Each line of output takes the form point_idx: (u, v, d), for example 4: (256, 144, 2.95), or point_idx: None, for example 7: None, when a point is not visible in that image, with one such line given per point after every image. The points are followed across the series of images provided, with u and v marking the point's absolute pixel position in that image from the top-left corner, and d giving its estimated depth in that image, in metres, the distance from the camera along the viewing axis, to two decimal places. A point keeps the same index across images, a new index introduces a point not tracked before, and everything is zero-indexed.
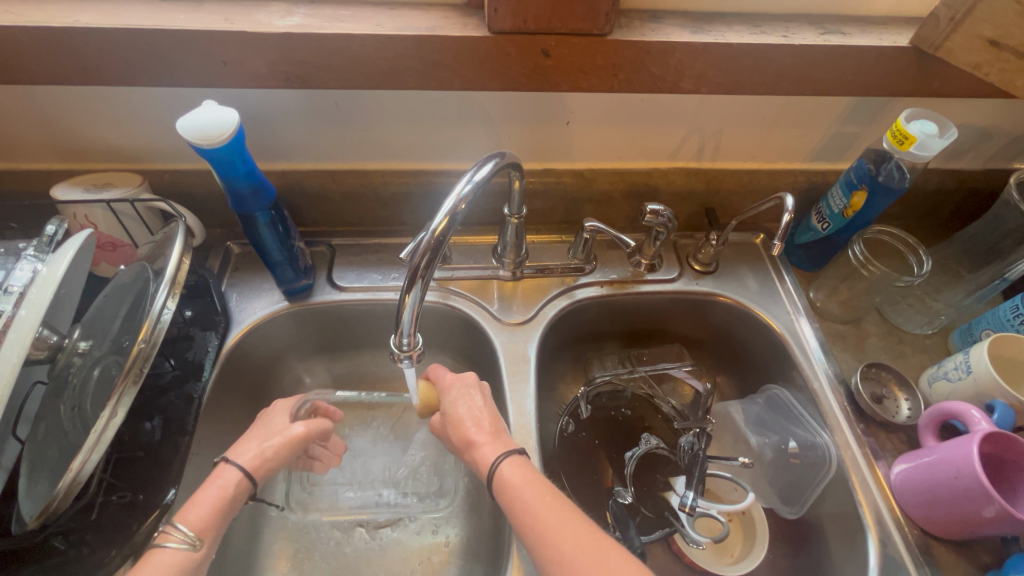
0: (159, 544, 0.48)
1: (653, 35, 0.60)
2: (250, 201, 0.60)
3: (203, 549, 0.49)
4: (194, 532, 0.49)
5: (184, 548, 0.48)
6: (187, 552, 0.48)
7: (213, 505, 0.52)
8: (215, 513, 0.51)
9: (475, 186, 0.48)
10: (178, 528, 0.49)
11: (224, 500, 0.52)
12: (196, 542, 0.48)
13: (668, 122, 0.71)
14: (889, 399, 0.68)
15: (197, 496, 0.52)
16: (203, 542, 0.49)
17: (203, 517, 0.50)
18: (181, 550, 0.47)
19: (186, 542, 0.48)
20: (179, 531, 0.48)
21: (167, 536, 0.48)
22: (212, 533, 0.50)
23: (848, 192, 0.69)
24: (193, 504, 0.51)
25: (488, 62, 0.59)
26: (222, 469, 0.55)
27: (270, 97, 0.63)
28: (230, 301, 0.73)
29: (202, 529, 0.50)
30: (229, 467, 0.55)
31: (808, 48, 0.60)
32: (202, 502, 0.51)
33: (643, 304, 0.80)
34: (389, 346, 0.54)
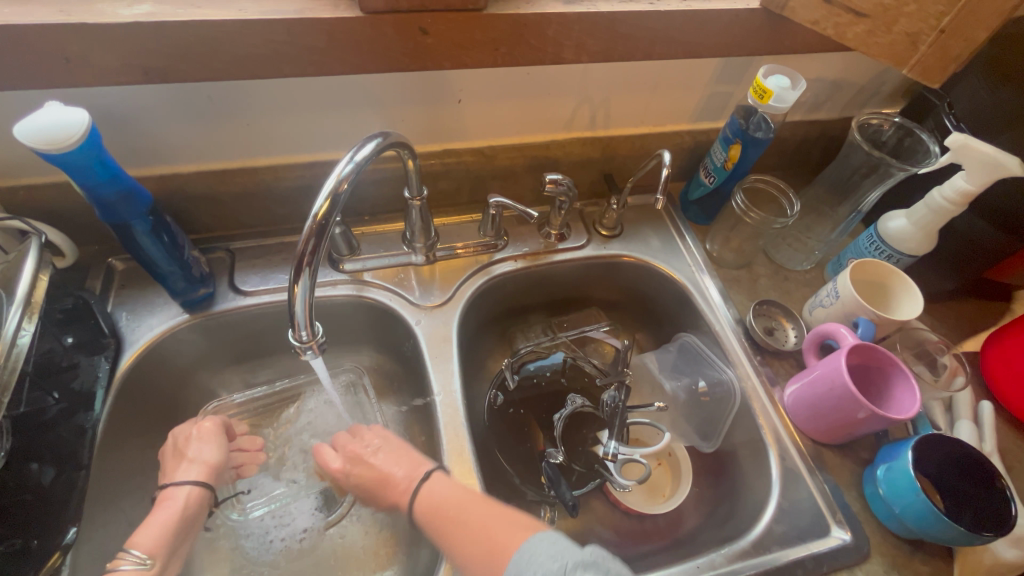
0: (113, 569, 0.52)
1: (527, 7, 0.61)
2: (120, 208, 0.56)
3: (157, 566, 0.54)
4: (148, 553, 0.54)
5: (140, 568, 0.53)
6: (143, 572, 0.53)
7: (164, 526, 0.57)
8: (167, 532, 0.57)
9: (356, 166, 0.48)
10: (130, 552, 0.53)
11: (178, 518, 0.58)
12: (149, 561, 0.54)
13: (556, 95, 0.73)
14: (778, 330, 0.75)
15: (148, 523, 0.57)
16: (156, 559, 0.54)
17: (156, 538, 0.56)
18: (138, 569, 0.53)
19: (141, 562, 0.53)
20: (133, 555, 0.53)
21: (120, 560, 0.53)
22: (164, 550, 0.55)
23: (726, 146, 0.74)
24: (147, 527, 0.56)
25: (366, 43, 0.58)
26: (170, 493, 0.60)
27: (132, 94, 0.59)
28: (120, 321, 0.68)
29: (156, 550, 0.55)
30: (175, 488, 0.60)
31: (672, 12, 0.64)
32: (154, 525, 0.56)
33: (558, 273, 0.83)
34: (289, 341, 0.53)
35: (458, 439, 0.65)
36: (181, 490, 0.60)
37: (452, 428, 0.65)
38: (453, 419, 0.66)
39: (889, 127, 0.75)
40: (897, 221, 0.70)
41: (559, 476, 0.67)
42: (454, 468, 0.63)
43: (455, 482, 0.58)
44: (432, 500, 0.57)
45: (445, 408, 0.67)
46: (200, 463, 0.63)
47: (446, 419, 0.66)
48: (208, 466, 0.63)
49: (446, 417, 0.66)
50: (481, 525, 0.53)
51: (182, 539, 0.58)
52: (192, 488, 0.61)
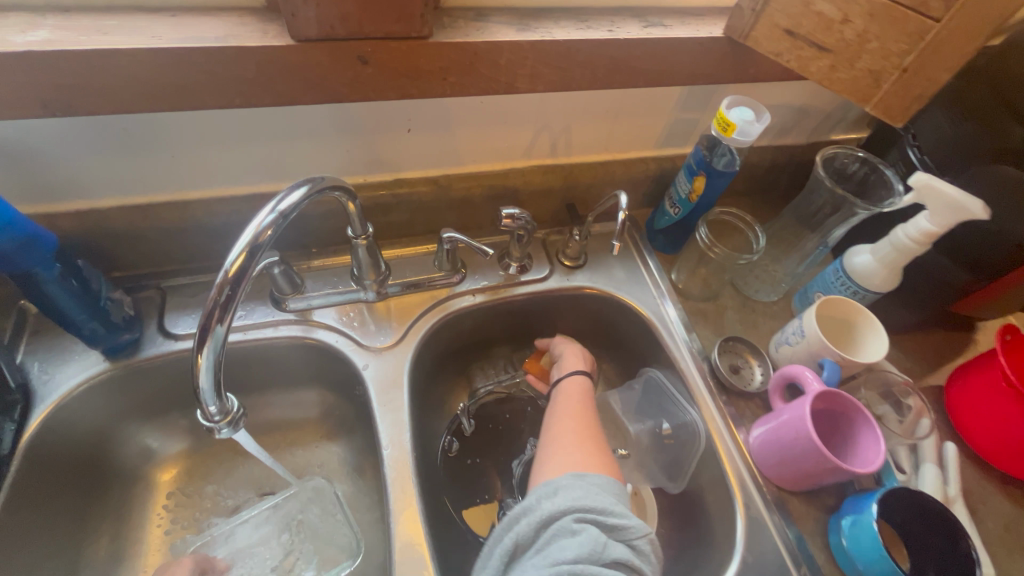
0: None
1: (477, 35, 0.57)
2: (18, 256, 0.50)
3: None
4: None
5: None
6: None
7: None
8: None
9: (280, 216, 0.44)
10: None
11: None
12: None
13: (513, 123, 0.70)
14: (744, 368, 0.73)
15: None
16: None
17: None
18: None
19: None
20: None
21: None
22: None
23: (690, 177, 0.72)
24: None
25: (299, 73, 0.53)
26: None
27: (33, 126, 0.52)
28: (31, 372, 0.61)
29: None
30: None
31: (630, 42, 0.62)
32: None
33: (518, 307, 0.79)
34: (200, 420, 0.48)
35: (407, 495, 0.60)
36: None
37: (400, 485, 0.61)
38: (403, 474, 0.61)
39: (852, 161, 0.73)
40: (862, 257, 0.68)
41: None
42: (400, 529, 0.58)
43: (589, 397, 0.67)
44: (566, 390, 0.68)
45: (393, 461, 0.62)
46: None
47: (395, 474, 0.61)
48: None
49: (394, 473, 0.61)
50: (567, 430, 0.62)
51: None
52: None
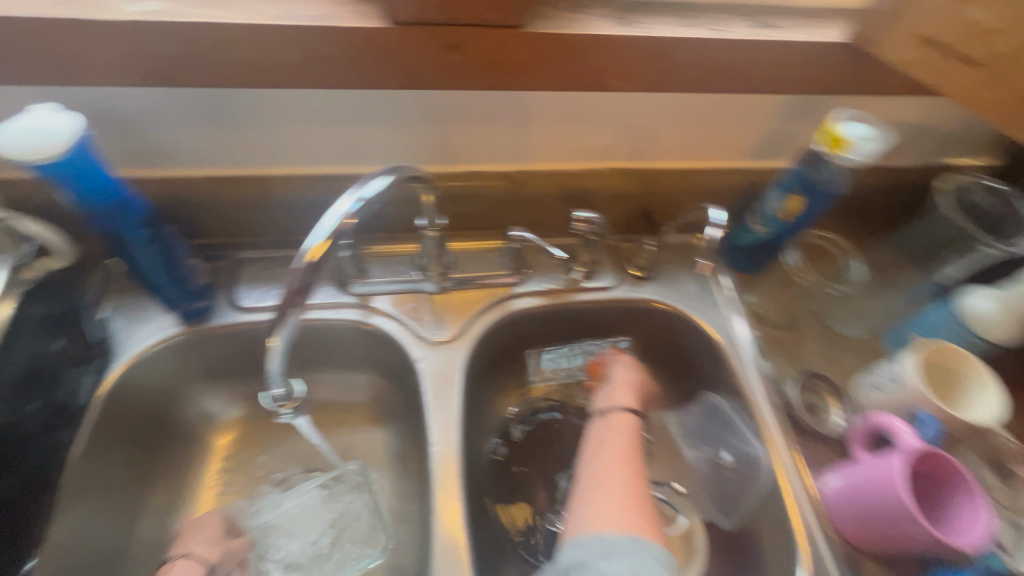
0: None
1: (574, 27, 0.54)
2: (113, 218, 0.52)
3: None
4: None
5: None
6: None
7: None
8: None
9: (365, 203, 0.44)
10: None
11: None
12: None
13: (595, 122, 0.66)
14: (821, 408, 0.66)
15: None
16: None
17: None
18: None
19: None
20: None
21: None
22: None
23: (784, 194, 0.67)
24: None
25: (388, 57, 0.52)
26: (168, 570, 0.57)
27: (137, 93, 0.54)
28: (113, 328, 0.64)
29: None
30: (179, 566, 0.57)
31: (738, 42, 0.57)
32: None
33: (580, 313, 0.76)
34: (264, 401, 0.48)
35: (451, 494, 0.59)
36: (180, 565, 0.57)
37: (446, 483, 0.59)
38: (448, 473, 0.60)
39: (988, 197, 0.71)
40: (981, 300, 0.61)
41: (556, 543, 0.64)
42: (441, 528, 0.57)
43: (637, 440, 0.63)
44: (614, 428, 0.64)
45: (440, 459, 0.61)
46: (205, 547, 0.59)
47: (441, 471, 0.60)
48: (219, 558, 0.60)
49: (440, 471, 0.60)
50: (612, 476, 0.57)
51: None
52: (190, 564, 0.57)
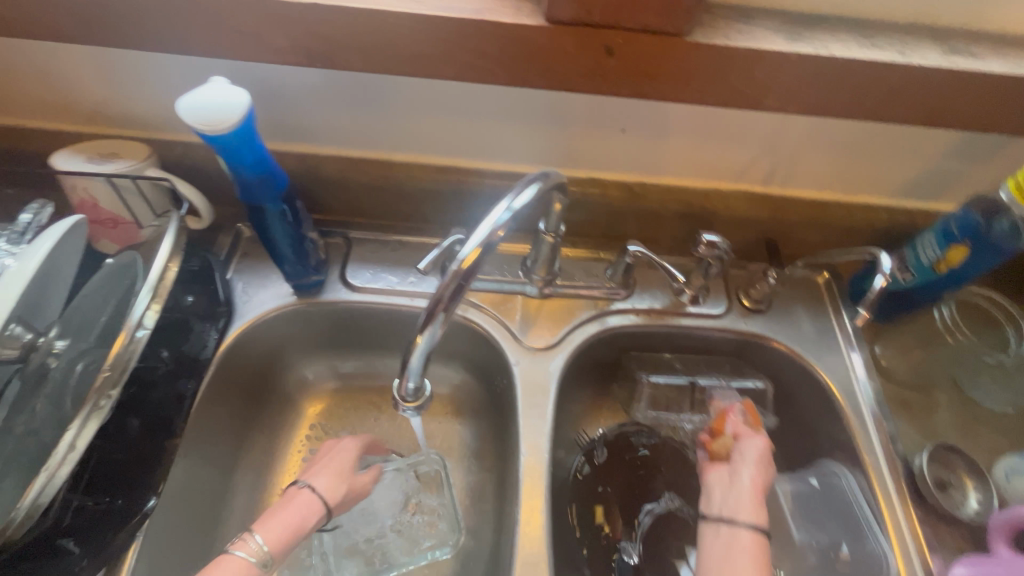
0: (231, 550, 0.50)
1: (739, 38, 0.50)
2: (259, 190, 0.54)
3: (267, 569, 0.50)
4: (267, 548, 0.51)
5: (254, 562, 0.49)
6: (255, 567, 0.49)
7: (292, 527, 0.53)
8: (290, 533, 0.53)
9: (514, 214, 0.43)
10: (254, 540, 0.51)
11: (296, 526, 0.54)
12: (264, 561, 0.50)
13: (736, 140, 0.62)
14: (954, 487, 0.59)
15: (270, 517, 0.53)
16: (272, 562, 0.51)
17: (279, 538, 0.52)
18: (249, 563, 0.49)
19: (257, 557, 0.50)
20: (254, 543, 0.50)
21: (242, 544, 0.50)
22: (280, 553, 0.52)
23: (944, 244, 0.59)
24: (273, 520, 0.53)
25: (540, 56, 0.51)
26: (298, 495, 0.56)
27: (292, 71, 0.57)
28: (235, 289, 0.68)
29: (275, 552, 0.51)
30: (308, 492, 0.56)
31: (925, 69, 0.50)
32: (279, 519, 0.53)
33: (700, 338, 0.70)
34: (392, 393, 0.48)
35: (533, 506, 0.58)
36: (312, 495, 0.56)
37: (529, 493, 0.58)
38: (534, 484, 0.59)
39: None
40: None
41: None
42: (523, 538, 0.56)
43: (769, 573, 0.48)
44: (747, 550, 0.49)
45: (527, 467, 0.60)
46: (335, 486, 0.58)
47: (526, 480, 0.59)
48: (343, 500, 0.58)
49: (526, 480, 0.59)
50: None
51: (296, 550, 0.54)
52: (319, 500, 0.56)
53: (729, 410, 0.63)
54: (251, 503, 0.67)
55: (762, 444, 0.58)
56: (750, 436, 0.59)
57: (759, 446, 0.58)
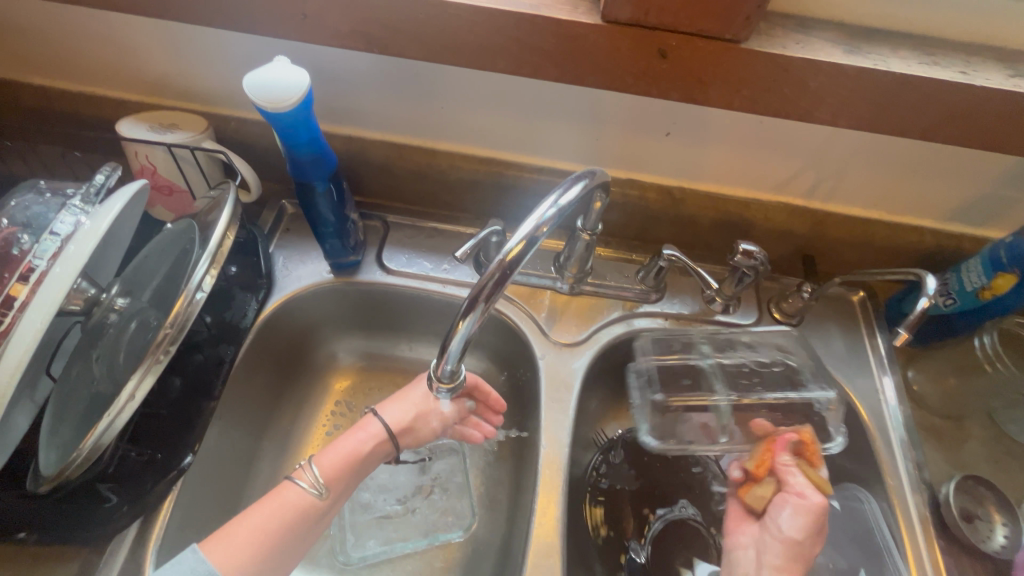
0: (293, 478, 0.53)
1: (796, 48, 0.50)
2: (310, 169, 0.56)
3: (328, 500, 0.53)
4: (323, 480, 0.53)
5: (313, 493, 0.52)
6: (312, 497, 0.52)
7: (348, 457, 0.56)
8: (346, 464, 0.55)
9: (559, 210, 0.43)
10: (311, 471, 0.53)
11: (355, 458, 0.56)
12: (321, 490, 0.52)
13: (782, 151, 0.61)
14: (981, 520, 0.57)
15: (334, 445, 0.56)
16: (328, 493, 0.53)
17: (336, 468, 0.54)
18: (310, 494, 0.52)
19: (315, 488, 0.52)
20: (312, 474, 0.53)
21: (302, 473, 0.53)
22: (339, 485, 0.54)
23: (990, 271, 0.58)
24: (331, 451, 0.56)
25: (593, 55, 0.51)
26: (367, 422, 0.59)
27: (348, 56, 0.58)
28: (276, 263, 0.71)
29: (334, 483, 0.54)
30: (374, 422, 0.59)
31: (989, 91, 0.49)
32: (337, 451, 0.55)
33: (735, 337, 0.69)
34: (428, 371, 0.50)
35: (550, 498, 0.59)
36: (376, 425, 0.58)
37: (547, 484, 0.59)
38: (552, 476, 0.60)
39: None
40: None
41: None
42: (538, 527, 0.57)
43: None
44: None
45: (546, 459, 0.61)
46: (400, 416, 0.60)
47: (545, 471, 0.60)
48: (412, 427, 0.60)
49: (544, 471, 0.60)
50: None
51: (356, 476, 0.56)
52: (383, 430, 0.58)
53: (776, 450, 0.56)
54: (277, 469, 0.70)
55: (811, 510, 0.51)
56: (798, 497, 0.52)
57: (805, 513, 0.51)
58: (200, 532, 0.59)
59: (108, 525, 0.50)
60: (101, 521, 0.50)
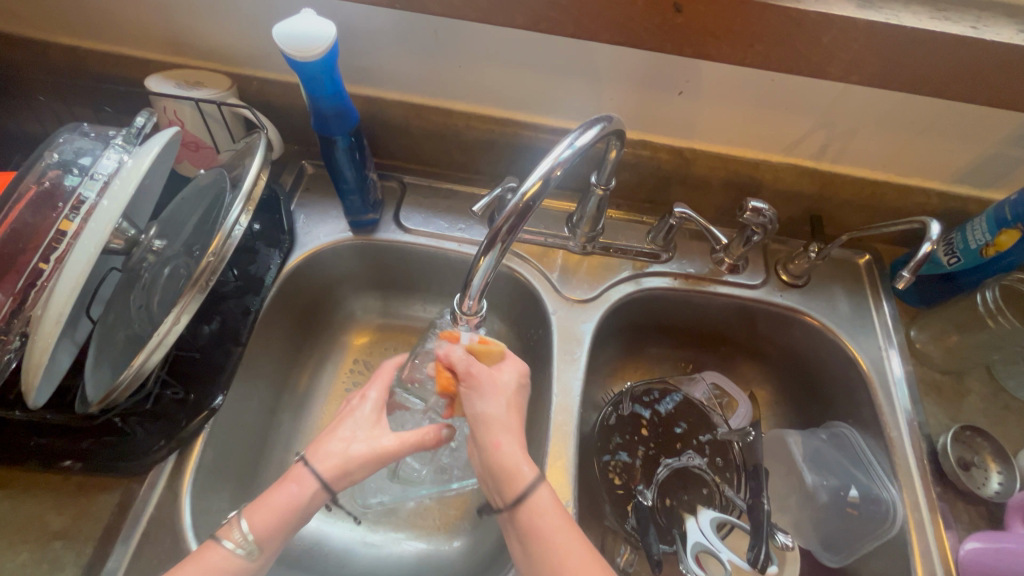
0: (217, 539, 0.46)
1: (810, 3, 0.51)
2: (333, 123, 0.58)
3: (258, 557, 0.47)
4: (252, 537, 0.47)
5: (238, 554, 0.46)
6: (241, 560, 0.46)
7: (281, 512, 0.48)
8: (279, 520, 0.48)
9: (574, 151, 0.46)
10: (239, 528, 0.47)
11: (293, 510, 0.49)
12: (250, 551, 0.46)
13: (793, 111, 0.63)
14: (977, 467, 0.60)
15: (267, 496, 0.49)
16: (260, 553, 0.47)
17: (269, 525, 0.48)
18: (235, 555, 0.46)
19: (241, 548, 0.46)
20: (238, 533, 0.46)
21: (227, 533, 0.46)
22: (272, 542, 0.48)
23: (995, 228, 0.60)
24: (263, 505, 0.48)
25: (609, 9, 0.52)
26: (298, 472, 0.50)
27: (370, 13, 0.60)
28: (297, 221, 0.73)
29: (264, 540, 0.47)
30: (307, 472, 0.50)
31: (999, 45, 0.50)
32: (270, 506, 0.48)
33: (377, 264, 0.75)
34: (452, 305, 0.53)
35: (561, 444, 0.61)
36: (312, 480, 0.49)
37: (558, 430, 0.62)
38: (563, 423, 0.62)
39: None
40: None
41: (648, 520, 0.61)
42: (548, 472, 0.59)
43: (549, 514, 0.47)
44: (540, 517, 0.47)
45: (557, 408, 0.63)
46: (343, 459, 0.50)
47: (557, 419, 0.63)
48: (349, 471, 0.51)
49: (557, 418, 0.63)
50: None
51: (293, 531, 0.49)
52: (319, 485, 0.49)
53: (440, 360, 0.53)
54: (296, 421, 0.72)
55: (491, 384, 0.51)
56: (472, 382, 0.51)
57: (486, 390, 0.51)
58: (226, 474, 0.62)
59: (148, 456, 0.54)
60: (141, 453, 0.53)
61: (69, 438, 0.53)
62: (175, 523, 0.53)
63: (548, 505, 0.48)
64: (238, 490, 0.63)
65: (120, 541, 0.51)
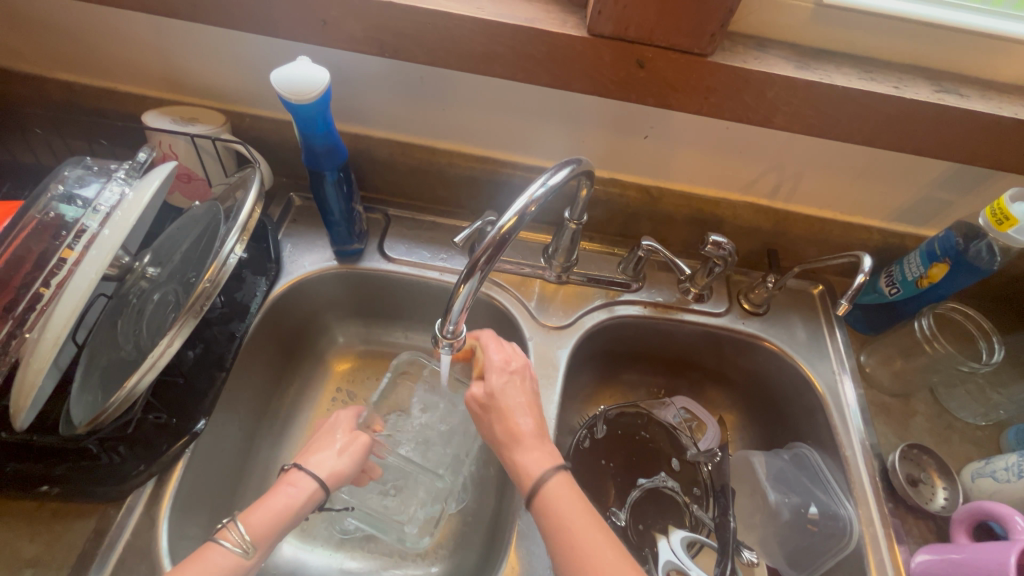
0: (216, 540, 0.48)
1: (755, 63, 0.57)
2: (322, 159, 0.61)
3: (253, 556, 0.49)
4: (251, 537, 0.49)
5: (238, 552, 0.48)
6: (239, 557, 0.48)
7: (277, 513, 0.51)
8: (277, 522, 0.51)
9: (548, 190, 0.50)
10: (237, 529, 0.49)
11: (289, 510, 0.52)
12: (248, 548, 0.48)
13: (746, 155, 0.69)
14: (924, 484, 0.64)
15: (265, 499, 0.52)
16: (256, 551, 0.49)
17: (262, 526, 0.50)
18: (236, 554, 0.48)
19: (241, 546, 0.48)
20: (237, 532, 0.49)
21: (225, 533, 0.48)
22: (269, 541, 0.50)
23: (927, 262, 0.66)
24: (260, 508, 0.51)
25: (580, 63, 0.58)
26: (295, 477, 0.54)
27: (362, 60, 0.65)
28: (283, 250, 0.75)
29: (259, 539, 0.49)
30: (301, 475, 0.54)
31: (918, 103, 0.57)
32: (269, 508, 0.51)
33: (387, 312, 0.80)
34: (433, 330, 0.55)
35: None
36: (311, 481, 0.54)
37: None
38: None
39: None
40: None
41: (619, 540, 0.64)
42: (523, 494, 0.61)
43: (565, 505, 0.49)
44: (570, 529, 0.48)
45: None
46: (335, 463, 0.57)
47: None
48: (339, 472, 0.57)
49: None
50: None
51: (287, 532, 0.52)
52: (319, 485, 0.54)
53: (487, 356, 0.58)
54: (275, 448, 0.73)
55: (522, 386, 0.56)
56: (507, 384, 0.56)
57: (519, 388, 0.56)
58: (204, 501, 0.62)
59: (128, 482, 0.54)
60: (119, 478, 0.54)
61: (46, 462, 0.53)
62: (150, 549, 0.53)
63: (563, 495, 0.50)
64: (216, 516, 0.63)
65: (93, 568, 0.51)
